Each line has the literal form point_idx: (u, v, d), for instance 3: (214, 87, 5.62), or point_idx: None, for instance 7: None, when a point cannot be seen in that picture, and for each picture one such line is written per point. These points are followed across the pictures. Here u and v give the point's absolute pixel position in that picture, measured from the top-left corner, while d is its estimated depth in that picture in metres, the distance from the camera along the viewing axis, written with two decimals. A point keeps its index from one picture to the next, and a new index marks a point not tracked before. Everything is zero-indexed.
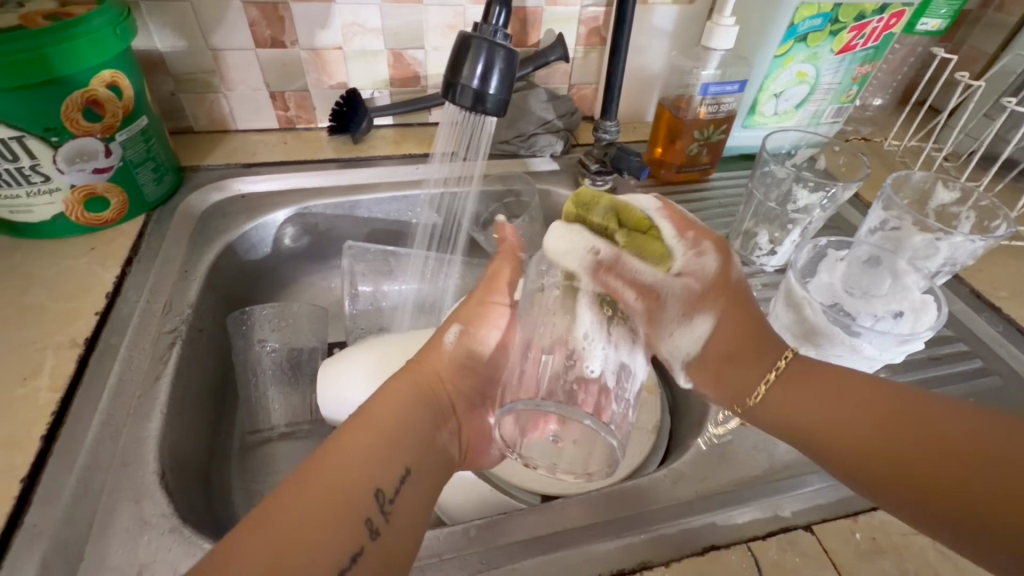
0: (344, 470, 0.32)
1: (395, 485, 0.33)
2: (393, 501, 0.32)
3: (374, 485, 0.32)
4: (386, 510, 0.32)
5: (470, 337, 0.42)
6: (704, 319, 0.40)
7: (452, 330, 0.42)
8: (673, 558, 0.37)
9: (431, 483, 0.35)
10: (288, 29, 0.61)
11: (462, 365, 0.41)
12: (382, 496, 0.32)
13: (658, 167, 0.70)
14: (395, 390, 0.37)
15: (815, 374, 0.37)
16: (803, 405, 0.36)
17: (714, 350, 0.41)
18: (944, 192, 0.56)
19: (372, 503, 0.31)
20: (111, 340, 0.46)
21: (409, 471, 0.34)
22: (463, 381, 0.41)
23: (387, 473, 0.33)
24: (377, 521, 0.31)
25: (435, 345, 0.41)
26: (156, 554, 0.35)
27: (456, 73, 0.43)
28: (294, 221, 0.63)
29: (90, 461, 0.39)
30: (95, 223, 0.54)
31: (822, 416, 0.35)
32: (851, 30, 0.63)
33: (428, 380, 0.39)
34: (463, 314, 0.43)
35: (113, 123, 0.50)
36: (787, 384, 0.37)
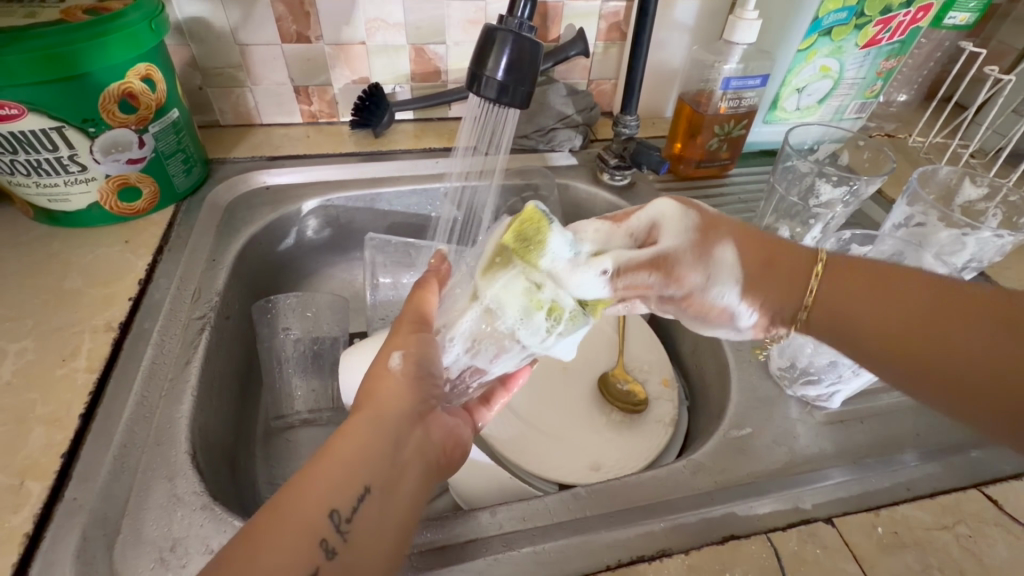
0: (296, 504, 0.28)
1: (353, 504, 0.29)
2: (351, 521, 0.29)
3: (329, 507, 0.28)
4: (343, 531, 0.28)
5: (413, 356, 0.36)
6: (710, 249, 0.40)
7: (395, 354, 0.36)
8: (692, 547, 0.37)
9: (399, 499, 0.32)
10: (313, 25, 0.63)
11: (418, 379, 0.36)
12: (339, 515, 0.29)
13: (677, 162, 0.70)
14: (353, 420, 0.33)
15: (865, 282, 0.36)
16: (845, 306, 0.37)
17: (751, 265, 0.39)
18: (971, 188, 0.55)
19: (327, 526, 0.28)
20: (145, 325, 0.48)
21: (371, 488, 0.30)
22: (424, 391, 0.36)
23: (344, 494, 0.29)
24: (335, 540, 0.28)
25: (384, 366, 0.36)
26: (189, 529, 0.37)
27: (481, 66, 0.43)
28: (317, 213, 0.64)
29: (126, 440, 0.41)
30: (127, 213, 0.56)
31: (863, 315, 0.36)
32: (876, 24, 0.62)
33: (386, 405, 0.34)
34: (403, 337, 0.37)
35: (147, 115, 0.51)
36: (832, 285, 0.37)
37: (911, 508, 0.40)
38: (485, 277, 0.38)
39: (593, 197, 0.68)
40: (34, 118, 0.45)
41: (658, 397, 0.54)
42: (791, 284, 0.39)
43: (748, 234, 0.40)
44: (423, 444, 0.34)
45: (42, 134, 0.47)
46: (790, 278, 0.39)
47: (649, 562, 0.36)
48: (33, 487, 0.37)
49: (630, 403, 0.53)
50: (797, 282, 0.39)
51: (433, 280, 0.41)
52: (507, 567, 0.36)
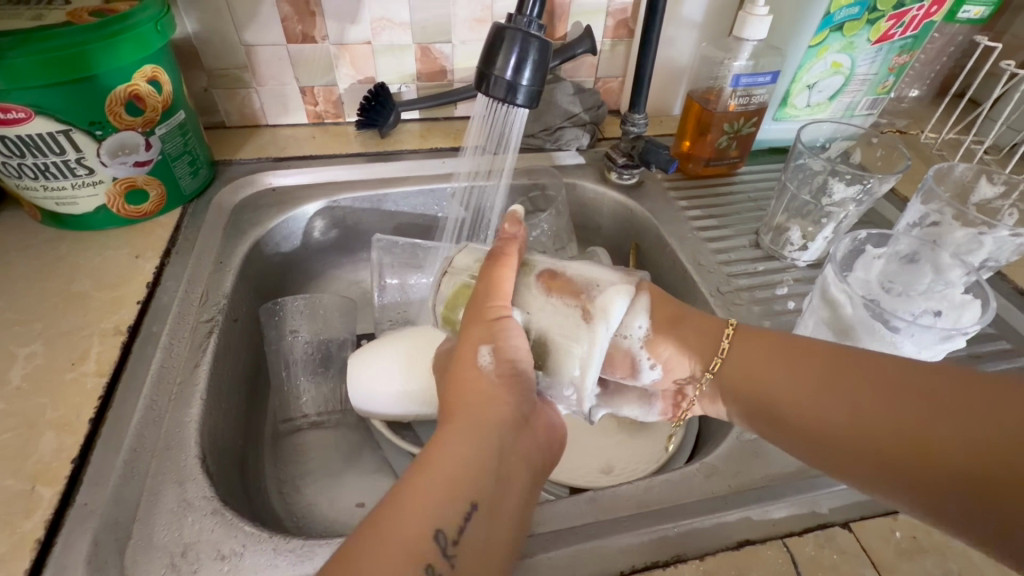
0: (399, 527, 0.28)
1: (459, 524, 0.29)
2: (457, 542, 0.28)
3: (434, 528, 0.28)
4: (450, 554, 0.28)
5: (506, 356, 0.35)
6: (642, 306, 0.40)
7: (484, 349, 0.35)
8: (707, 552, 0.37)
9: (503, 515, 0.31)
10: (318, 25, 0.62)
11: (508, 378, 0.35)
12: (444, 537, 0.28)
13: (685, 161, 0.69)
14: (449, 429, 0.32)
15: (774, 353, 0.38)
16: (755, 371, 0.38)
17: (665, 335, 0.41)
18: (987, 186, 0.54)
19: (432, 549, 0.28)
20: (153, 328, 0.48)
21: (476, 506, 0.30)
22: (517, 394, 0.35)
23: (450, 512, 0.29)
24: (441, 566, 0.27)
25: (468, 366, 0.35)
26: (200, 535, 0.37)
27: (490, 64, 0.43)
28: (324, 215, 0.64)
29: (136, 444, 0.40)
30: (135, 215, 0.55)
31: (772, 381, 0.37)
32: (889, 18, 0.61)
33: (483, 413, 0.33)
34: (486, 330, 0.36)
35: (153, 118, 0.51)
36: (740, 356, 0.39)
37: None
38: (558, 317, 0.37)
39: (600, 197, 0.68)
40: (42, 121, 0.45)
41: None
42: (707, 351, 0.41)
43: (668, 305, 0.41)
44: (524, 449, 0.34)
45: (49, 137, 0.46)
46: (702, 347, 0.41)
47: (664, 568, 0.36)
48: (44, 492, 0.37)
49: None
50: (707, 354, 0.41)
51: (512, 253, 0.39)
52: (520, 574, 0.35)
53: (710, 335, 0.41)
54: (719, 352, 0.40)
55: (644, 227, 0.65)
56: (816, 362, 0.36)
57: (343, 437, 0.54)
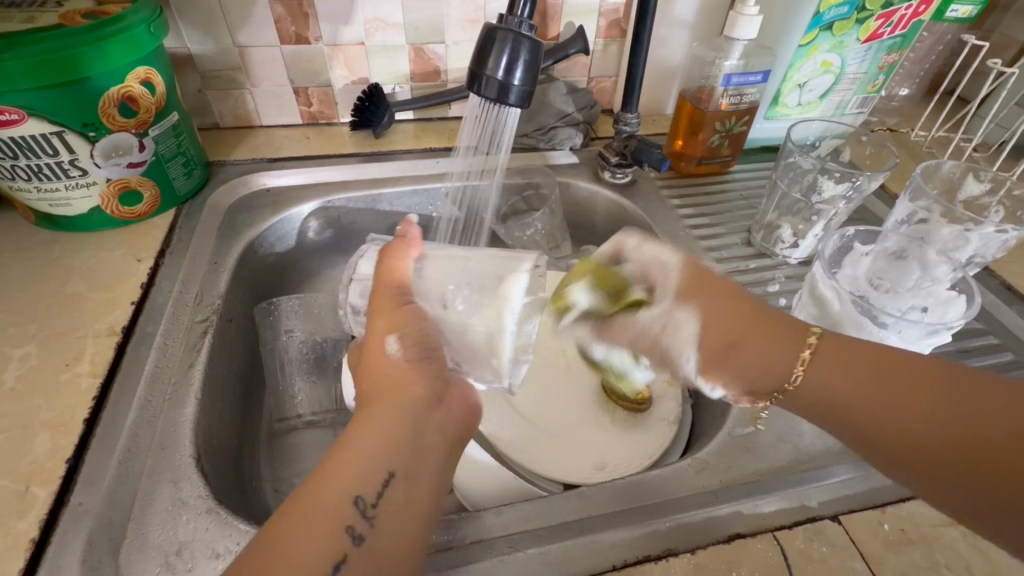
0: (324, 493, 0.30)
1: (377, 489, 0.31)
2: (376, 505, 0.31)
3: (354, 494, 0.30)
4: (368, 516, 0.30)
5: (411, 340, 0.35)
6: (686, 314, 0.38)
7: (392, 338, 0.35)
8: (698, 546, 0.37)
9: (422, 482, 0.33)
10: (312, 26, 0.62)
11: (417, 359, 0.35)
12: (363, 501, 0.30)
13: (678, 159, 0.70)
14: (371, 407, 0.33)
15: (836, 355, 0.35)
16: (844, 388, 0.35)
17: (710, 343, 0.38)
18: (974, 183, 0.55)
19: (352, 512, 0.30)
20: (147, 329, 0.48)
21: (393, 474, 0.32)
22: (428, 369, 0.36)
23: (367, 479, 0.31)
24: (361, 526, 0.30)
25: (376, 352, 0.35)
26: (194, 534, 0.37)
27: (481, 65, 0.43)
28: (318, 215, 0.64)
29: (131, 444, 0.41)
30: (129, 217, 0.56)
31: (860, 400, 0.34)
32: (878, 18, 0.62)
33: (398, 391, 0.34)
34: (390, 318, 0.35)
35: (147, 119, 0.51)
36: (828, 368, 0.35)
37: (919, 505, 0.40)
38: (462, 307, 0.36)
39: (594, 196, 0.68)
40: (34, 123, 0.45)
41: (662, 396, 0.54)
42: (774, 354, 0.37)
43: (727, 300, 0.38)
44: (439, 422, 0.35)
45: (42, 139, 0.47)
46: (773, 353, 0.37)
47: (655, 561, 0.36)
48: (39, 493, 0.37)
49: (633, 402, 0.52)
50: (780, 364, 0.36)
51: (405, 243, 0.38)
52: (514, 568, 0.36)
53: (791, 338, 0.37)
54: (798, 361, 0.36)
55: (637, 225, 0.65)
56: (922, 390, 0.32)
57: (339, 435, 0.54)
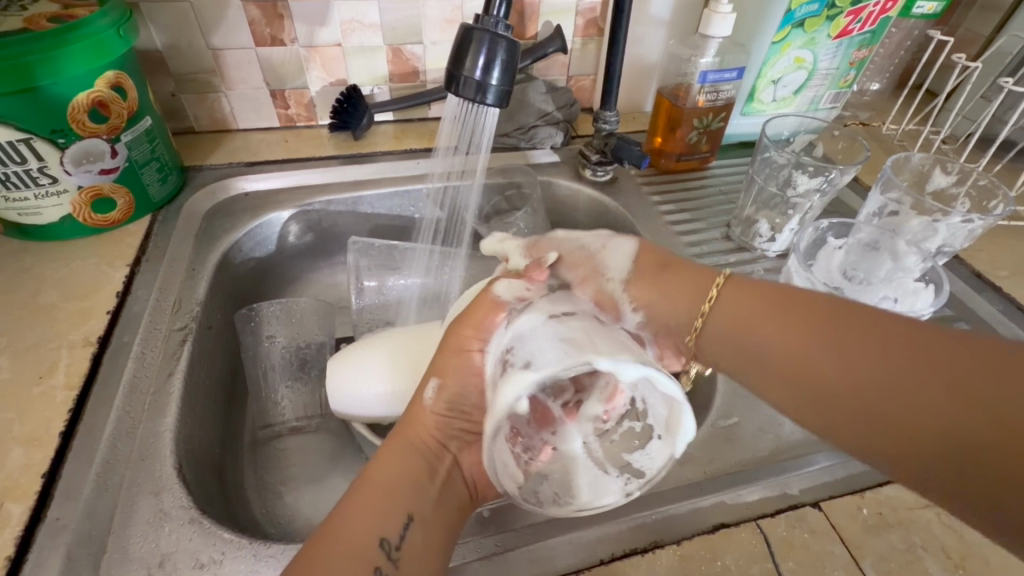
0: (348, 536, 0.32)
1: (399, 533, 0.32)
2: (400, 548, 0.32)
3: (379, 537, 0.32)
4: (393, 558, 0.32)
5: (450, 390, 0.36)
6: (622, 238, 0.43)
7: (431, 384, 0.37)
8: (684, 537, 0.38)
9: (441, 523, 0.34)
10: (287, 28, 0.62)
11: (448, 413, 0.37)
12: (388, 544, 0.32)
13: (657, 156, 0.70)
14: (390, 450, 0.36)
15: (748, 293, 0.37)
16: (748, 320, 0.36)
17: (643, 263, 0.42)
18: (941, 175, 0.56)
19: (378, 554, 0.31)
20: (124, 339, 0.47)
21: (413, 518, 0.33)
22: (454, 426, 0.37)
23: (391, 521, 0.33)
24: (386, 569, 0.31)
25: (415, 402, 0.37)
26: (177, 544, 0.36)
27: (458, 65, 0.43)
28: (298, 218, 0.63)
29: (109, 456, 0.40)
30: (102, 224, 0.54)
31: (762, 334, 0.35)
32: (847, 14, 0.63)
33: (419, 439, 0.36)
34: (436, 364, 0.37)
35: (118, 124, 0.50)
36: (734, 302, 0.37)
37: (895, 489, 0.41)
38: (498, 366, 0.32)
39: (575, 195, 0.69)
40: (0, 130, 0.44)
41: None
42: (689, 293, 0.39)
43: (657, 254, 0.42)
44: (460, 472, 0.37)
45: (9, 146, 0.45)
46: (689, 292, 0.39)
47: (642, 554, 0.36)
48: (13, 510, 0.36)
49: None
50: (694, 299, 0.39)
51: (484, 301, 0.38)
52: (503, 568, 0.36)
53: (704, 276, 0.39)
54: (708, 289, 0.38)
55: (619, 221, 0.66)
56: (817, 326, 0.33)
57: (325, 442, 0.54)
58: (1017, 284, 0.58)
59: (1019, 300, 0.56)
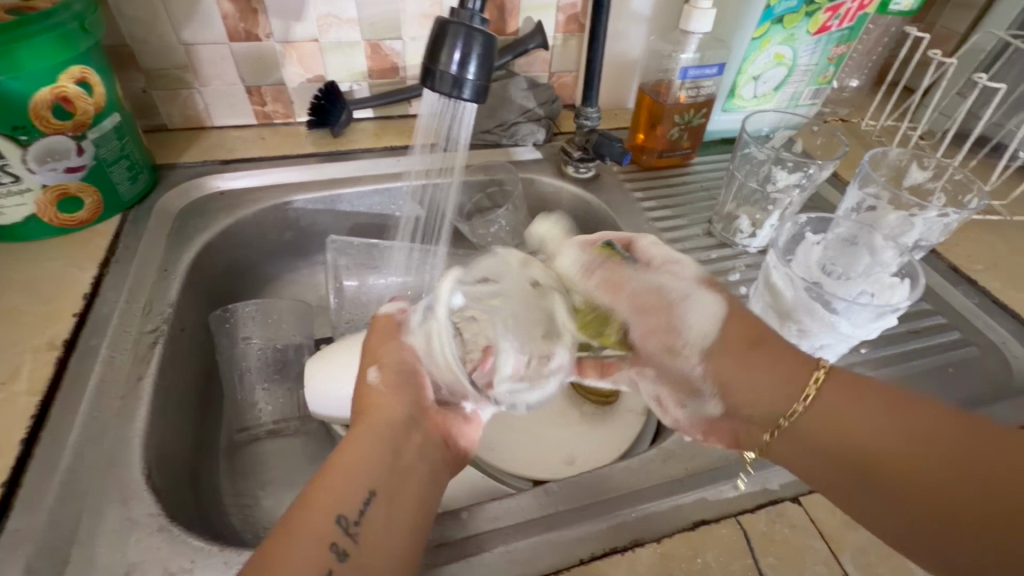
0: (305, 515, 0.31)
1: (358, 507, 0.32)
2: (358, 523, 0.31)
3: (336, 513, 0.31)
4: (352, 533, 0.31)
5: (391, 368, 0.39)
6: (708, 295, 0.40)
7: (371, 369, 0.39)
8: (663, 535, 0.37)
9: (406, 500, 0.34)
10: (261, 22, 0.60)
11: (397, 383, 0.38)
12: (346, 520, 0.31)
13: (640, 153, 0.70)
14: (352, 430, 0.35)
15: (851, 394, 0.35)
16: (849, 425, 0.35)
17: (730, 335, 0.39)
18: (918, 170, 0.57)
19: (335, 530, 0.30)
20: (92, 342, 0.46)
21: (374, 493, 0.33)
22: (405, 396, 0.38)
23: (350, 498, 0.32)
24: (344, 543, 0.30)
25: (361, 387, 0.38)
26: (146, 553, 0.35)
27: (434, 60, 0.42)
28: (274, 217, 0.62)
29: (75, 463, 0.38)
30: (69, 224, 0.53)
31: (861, 430, 0.34)
32: (826, 10, 0.63)
33: (378, 416, 0.36)
34: (371, 353, 0.40)
35: (84, 121, 0.48)
36: (836, 396, 0.36)
37: None
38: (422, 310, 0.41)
39: (558, 192, 0.69)
40: None
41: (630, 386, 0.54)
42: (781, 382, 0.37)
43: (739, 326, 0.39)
44: (421, 444, 0.37)
45: None
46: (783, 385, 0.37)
47: (622, 553, 0.36)
48: None
49: (601, 395, 0.52)
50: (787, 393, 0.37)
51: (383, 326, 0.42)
52: (480, 569, 0.35)
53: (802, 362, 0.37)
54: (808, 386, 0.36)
55: (601, 219, 0.66)
56: (910, 422, 0.34)
57: (301, 446, 0.52)
58: (992, 277, 0.58)
59: (994, 292, 0.57)
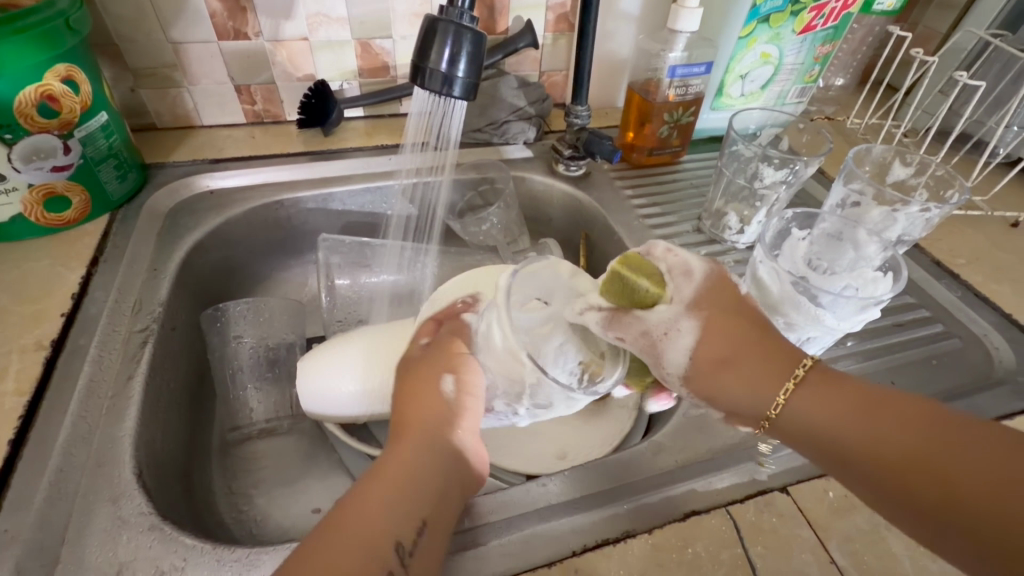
0: (361, 534, 0.30)
1: (414, 537, 0.31)
2: (412, 554, 0.31)
3: (394, 540, 0.30)
4: (406, 563, 0.30)
5: (467, 382, 0.36)
6: (690, 322, 0.35)
7: (448, 378, 0.36)
8: (656, 526, 0.38)
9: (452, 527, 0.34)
10: (251, 21, 0.60)
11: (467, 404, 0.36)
12: (403, 548, 0.30)
13: (629, 151, 0.71)
14: (412, 447, 0.34)
15: (833, 387, 0.33)
16: (825, 420, 0.32)
17: (703, 356, 0.34)
18: (901, 167, 0.58)
19: (392, 558, 0.30)
20: (80, 341, 0.45)
21: (428, 522, 0.32)
22: (471, 420, 0.36)
23: (406, 525, 0.31)
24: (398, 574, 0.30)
25: (430, 393, 0.36)
26: (137, 552, 0.35)
27: (423, 58, 0.42)
28: (264, 216, 0.62)
29: (63, 463, 0.38)
30: (56, 224, 0.52)
31: (842, 427, 0.31)
32: (811, 10, 0.64)
33: (440, 435, 0.34)
34: (448, 358, 0.37)
35: (71, 119, 0.48)
36: (810, 399, 0.32)
37: None
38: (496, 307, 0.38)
39: (549, 189, 0.69)
40: None
41: None
42: (761, 380, 0.33)
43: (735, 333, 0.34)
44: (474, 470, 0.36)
45: None
46: (764, 381, 0.33)
47: (613, 544, 0.37)
48: None
49: None
50: (765, 391, 0.33)
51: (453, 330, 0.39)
52: (473, 563, 0.36)
53: (779, 361, 0.34)
54: (778, 393, 0.33)
55: (592, 216, 0.66)
56: (904, 415, 0.30)
57: (295, 444, 0.52)
58: (974, 271, 0.60)
59: (976, 286, 0.58)
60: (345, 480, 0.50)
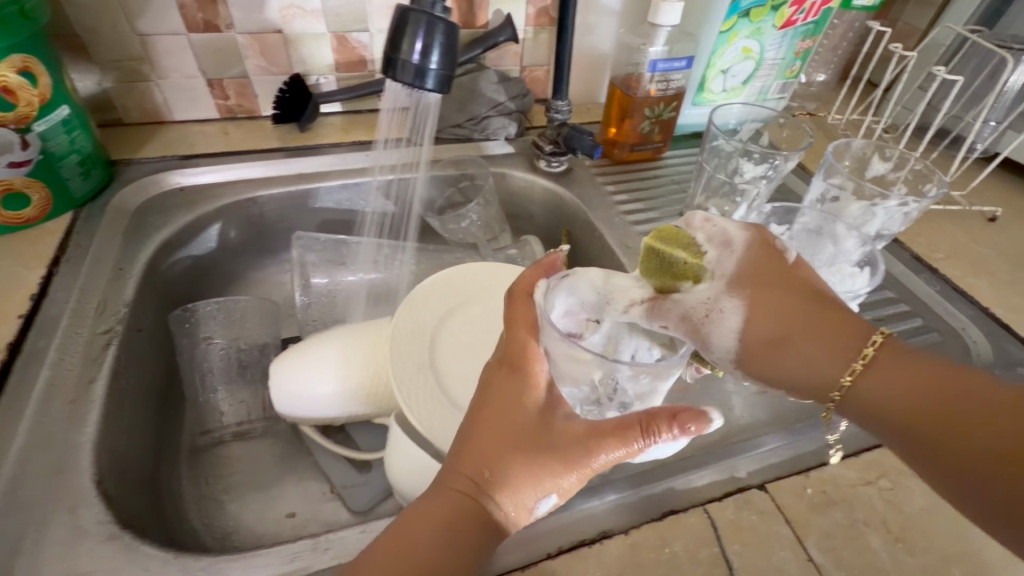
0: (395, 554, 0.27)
1: None
2: None
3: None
4: None
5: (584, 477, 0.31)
6: (731, 302, 0.35)
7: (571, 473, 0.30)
8: (634, 525, 0.37)
9: None
10: (221, 12, 0.58)
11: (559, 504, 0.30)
12: None
13: (612, 147, 0.70)
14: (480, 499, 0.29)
15: (900, 364, 0.31)
16: (881, 396, 0.31)
17: (755, 336, 0.34)
18: (880, 162, 0.58)
19: None
20: (39, 344, 0.44)
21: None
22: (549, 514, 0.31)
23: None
24: None
25: (543, 470, 0.30)
26: (96, 563, 0.34)
27: (395, 49, 0.41)
28: (237, 214, 0.60)
29: (19, 472, 0.37)
30: (15, 222, 0.50)
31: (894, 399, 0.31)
32: (791, 5, 0.64)
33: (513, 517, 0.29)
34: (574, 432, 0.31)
35: (28, 113, 0.46)
36: (870, 375, 0.32)
37: (838, 468, 0.42)
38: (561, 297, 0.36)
39: (530, 186, 0.68)
40: None
41: None
42: (812, 355, 0.33)
43: (804, 316, 0.33)
44: None
45: None
46: (821, 358, 0.33)
47: (589, 546, 0.36)
48: None
49: None
50: (825, 367, 0.33)
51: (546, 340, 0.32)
52: None
53: (846, 342, 0.32)
54: (845, 372, 0.32)
55: (573, 213, 0.65)
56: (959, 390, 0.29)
57: (269, 447, 0.51)
58: (953, 266, 0.60)
59: (954, 281, 0.58)
60: (320, 484, 0.49)
